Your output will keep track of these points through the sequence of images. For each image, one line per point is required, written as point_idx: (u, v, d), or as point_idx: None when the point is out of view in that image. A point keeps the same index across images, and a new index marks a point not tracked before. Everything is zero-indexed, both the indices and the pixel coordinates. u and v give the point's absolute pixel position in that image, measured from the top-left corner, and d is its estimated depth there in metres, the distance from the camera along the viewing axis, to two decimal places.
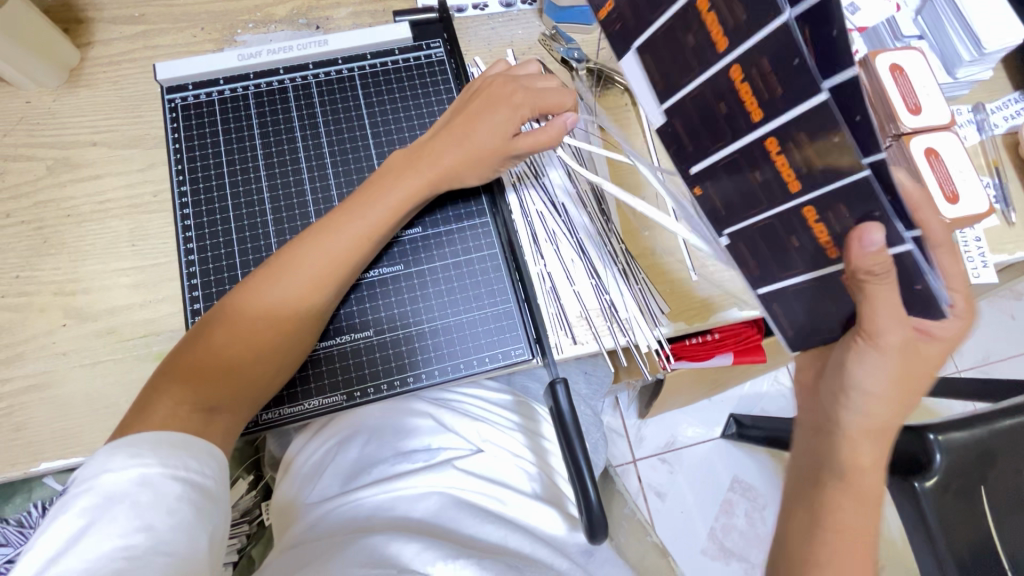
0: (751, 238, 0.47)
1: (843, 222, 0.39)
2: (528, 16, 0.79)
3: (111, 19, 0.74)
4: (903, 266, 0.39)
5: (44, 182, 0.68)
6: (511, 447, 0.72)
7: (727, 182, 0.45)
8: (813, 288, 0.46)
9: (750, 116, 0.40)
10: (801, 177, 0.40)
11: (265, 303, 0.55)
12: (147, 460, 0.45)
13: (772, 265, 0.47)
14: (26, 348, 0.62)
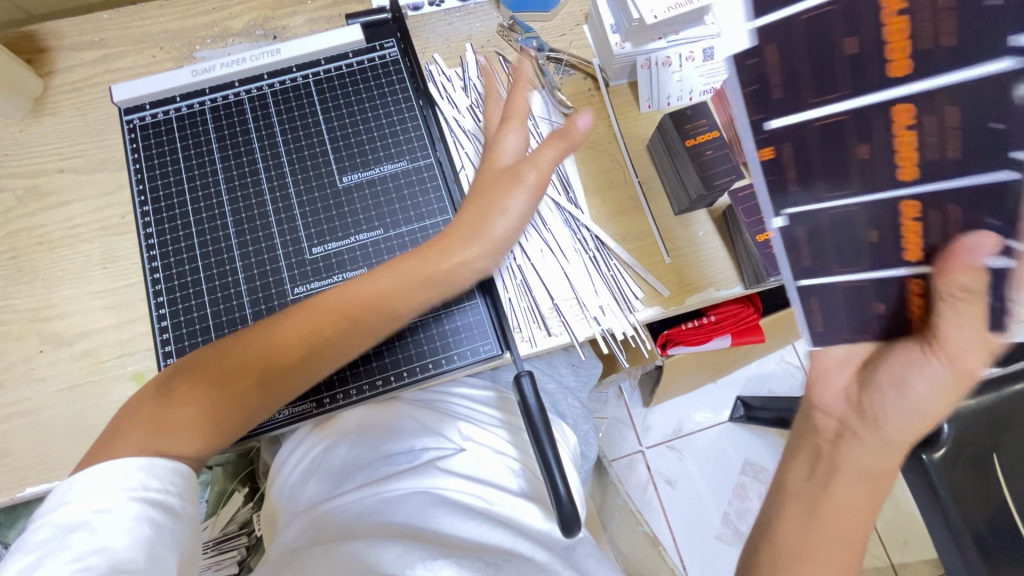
0: (812, 218, 0.43)
1: (946, 223, 0.38)
2: (485, 8, 0.78)
3: (72, 46, 0.75)
4: (993, 284, 0.37)
5: (15, 212, 0.69)
6: (494, 444, 0.71)
7: (810, 145, 0.41)
8: (863, 289, 0.43)
9: (891, 72, 0.37)
10: (926, 164, 0.38)
11: (333, 306, 0.56)
12: (106, 485, 0.46)
13: (831, 255, 0.43)
14: (7, 375, 0.63)
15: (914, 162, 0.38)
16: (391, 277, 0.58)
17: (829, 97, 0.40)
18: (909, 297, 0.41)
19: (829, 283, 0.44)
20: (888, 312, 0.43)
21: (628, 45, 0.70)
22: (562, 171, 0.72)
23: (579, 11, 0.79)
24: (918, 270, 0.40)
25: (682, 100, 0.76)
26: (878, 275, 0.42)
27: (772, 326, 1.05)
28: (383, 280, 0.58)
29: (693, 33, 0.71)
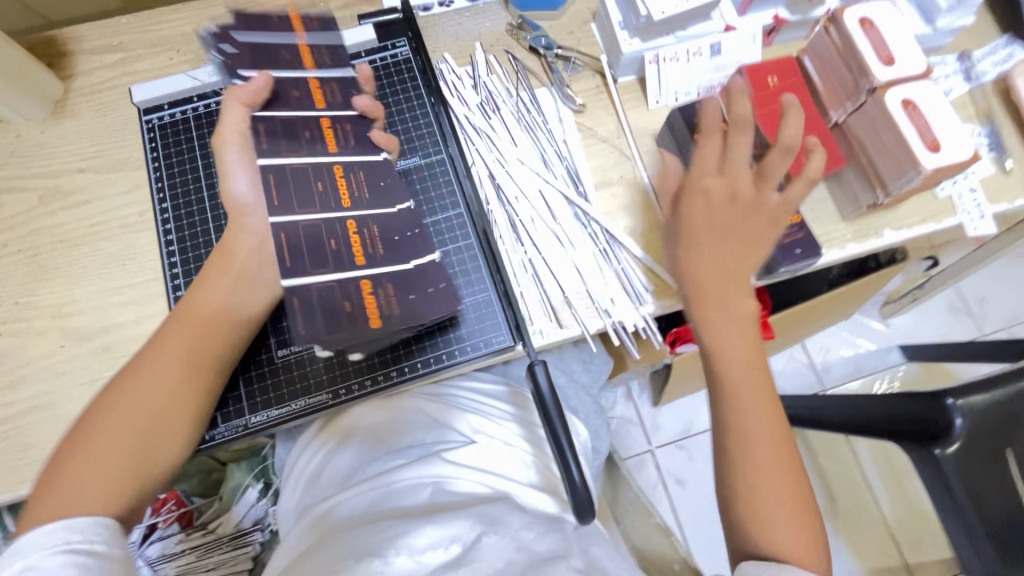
0: (298, 246, 0.58)
1: (371, 235, 0.61)
2: (493, 8, 0.80)
3: (91, 50, 0.77)
4: (430, 275, 0.62)
5: (37, 211, 0.70)
6: (505, 436, 0.72)
7: (290, 183, 0.60)
8: (332, 287, 0.57)
9: (326, 147, 0.64)
10: (353, 199, 0.63)
11: (203, 306, 0.58)
12: (22, 552, 0.47)
13: (306, 264, 0.58)
14: (29, 370, 0.65)
15: (348, 197, 0.62)
16: (245, 267, 0.60)
17: (269, 153, 0.61)
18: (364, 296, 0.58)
19: (313, 288, 0.57)
20: (351, 309, 0.57)
21: (636, 41, 0.72)
22: (572, 166, 0.73)
23: (586, 9, 0.80)
24: (358, 267, 0.59)
25: (690, 96, 0.77)
26: (338, 276, 0.58)
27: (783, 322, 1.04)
28: (241, 273, 0.59)
29: (699, 29, 0.72)
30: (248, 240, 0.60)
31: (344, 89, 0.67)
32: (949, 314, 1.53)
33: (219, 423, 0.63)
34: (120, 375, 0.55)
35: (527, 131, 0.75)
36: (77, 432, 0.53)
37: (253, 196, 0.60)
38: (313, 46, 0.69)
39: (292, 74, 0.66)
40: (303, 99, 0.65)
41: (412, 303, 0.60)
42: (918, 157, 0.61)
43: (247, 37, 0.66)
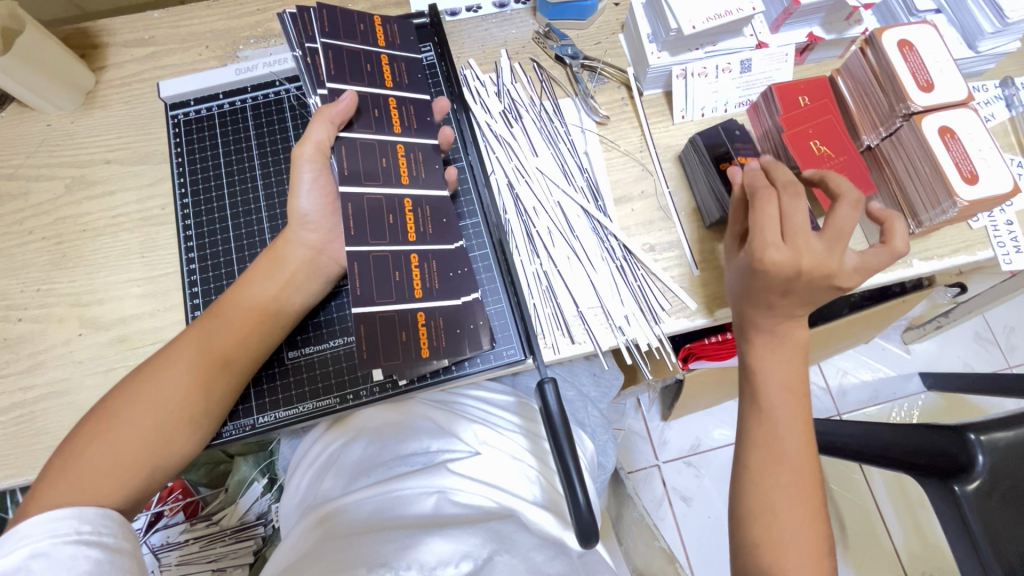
0: (364, 261, 0.58)
1: (431, 270, 0.61)
2: (521, 15, 0.80)
3: (123, 43, 0.78)
4: (464, 312, 0.62)
5: (62, 200, 0.71)
6: (509, 449, 0.71)
7: (364, 212, 0.59)
8: (393, 318, 0.59)
9: (399, 179, 0.62)
10: (418, 234, 0.61)
11: (245, 303, 0.61)
12: (33, 536, 0.47)
13: (374, 289, 0.58)
14: (46, 357, 0.66)
15: (414, 231, 0.61)
16: (292, 274, 0.63)
17: (348, 180, 0.59)
18: (420, 328, 0.60)
19: (376, 312, 0.58)
20: (407, 338, 0.59)
21: (664, 55, 0.71)
22: (591, 178, 0.72)
23: (614, 20, 0.79)
24: (417, 303, 0.60)
25: (716, 112, 0.75)
26: (401, 307, 0.59)
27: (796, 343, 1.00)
28: (288, 278, 0.62)
29: (731, 44, 0.71)
30: (299, 250, 0.64)
31: (420, 113, 0.65)
32: (974, 344, 1.48)
33: (229, 421, 0.64)
34: (156, 359, 0.58)
35: (548, 141, 0.74)
36: (103, 407, 0.55)
37: (315, 212, 0.64)
38: (392, 56, 0.65)
39: (373, 89, 0.63)
40: (381, 120, 0.62)
41: (459, 337, 0.62)
42: (953, 188, 0.58)
43: (330, 40, 0.61)
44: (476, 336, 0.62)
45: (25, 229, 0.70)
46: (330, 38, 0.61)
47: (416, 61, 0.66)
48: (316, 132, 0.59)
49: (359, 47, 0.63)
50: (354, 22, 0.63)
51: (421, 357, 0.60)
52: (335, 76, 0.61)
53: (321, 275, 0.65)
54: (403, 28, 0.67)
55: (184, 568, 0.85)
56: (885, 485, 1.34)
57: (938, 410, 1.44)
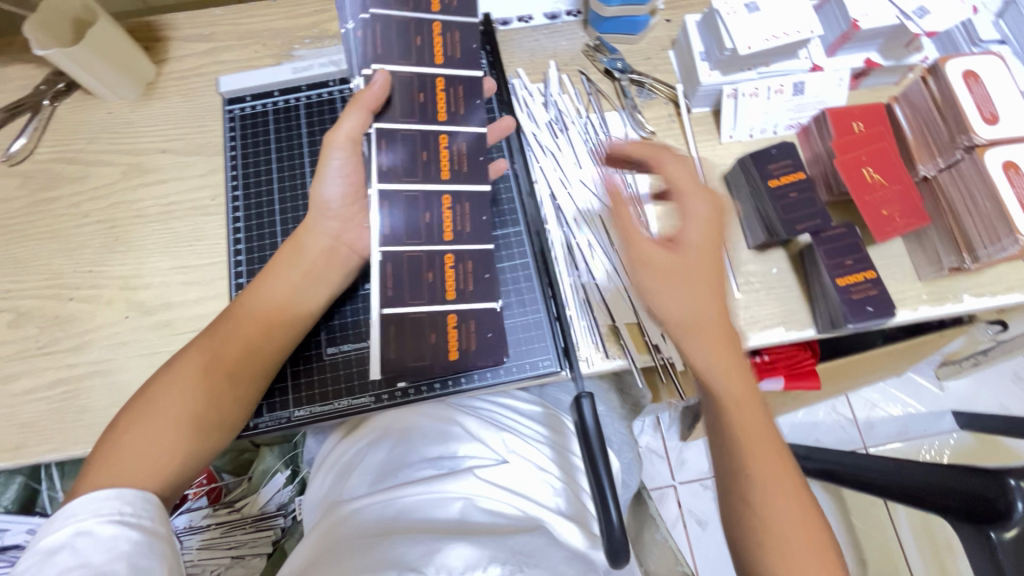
0: (398, 262, 0.60)
1: (466, 270, 0.62)
2: (572, 27, 0.80)
3: (185, 38, 0.81)
4: (489, 316, 0.62)
5: (118, 185, 0.74)
6: (535, 460, 0.71)
7: (403, 211, 0.60)
8: (424, 320, 0.60)
9: (439, 173, 0.62)
10: (455, 233, 0.62)
11: (263, 304, 0.61)
12: (79, 514, 0.48)
13: (405, 292, 0.60)
14: (93, 336, 0.68)
15: (451, 230, 0.62)
16: (313, 267, 0.63)
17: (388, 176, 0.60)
18: (449, 329, 0.61)
19: (408, 313, 0.60)
20: (435, 339, 0.60)
21: (716, 73, 0.71)
22: (634, 193, 0.72)
23: (665, 36, 0.79)
24: (449, 304, 0.60)
25: (765, 133, 0.74)
26: (430, 309, 0.60)
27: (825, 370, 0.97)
28: (311, 272, 0.63)
29: (784, 66, 0.71)
30: (320, 239, 0.64)
31: (468, 95, 0.63)
32: (1012, 385, 1.43)
33: (264, 413, 0.64)
34: (180, 356, 0.59)
35: (592, 154, 0.74)
36: (135, 404, 0.56)
37: (339, 199, 0.64)
38: (446, 24, 0.62)
39: (421, 68, 0.62)
40: (426, 105, 0.62)
41: (489, 341, 0.62)
42: (1015, 224, 0.57)
43: (381, 11, 0.61)
44: (498, 343, 0.62)
45: (82, 211, 0.73)
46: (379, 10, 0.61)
47: (470, 28, 0.63)
48: (352, 118, 0.59)
49: (411, 16, 0.61)
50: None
51: (444, 362, 0.60)
52: (381, 55, 0.61)
53: (340, 266, 0.65)
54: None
55: (205, 551, 0.88)
56: (911, 528, 1.30)
57: (970, 451, 1.39)
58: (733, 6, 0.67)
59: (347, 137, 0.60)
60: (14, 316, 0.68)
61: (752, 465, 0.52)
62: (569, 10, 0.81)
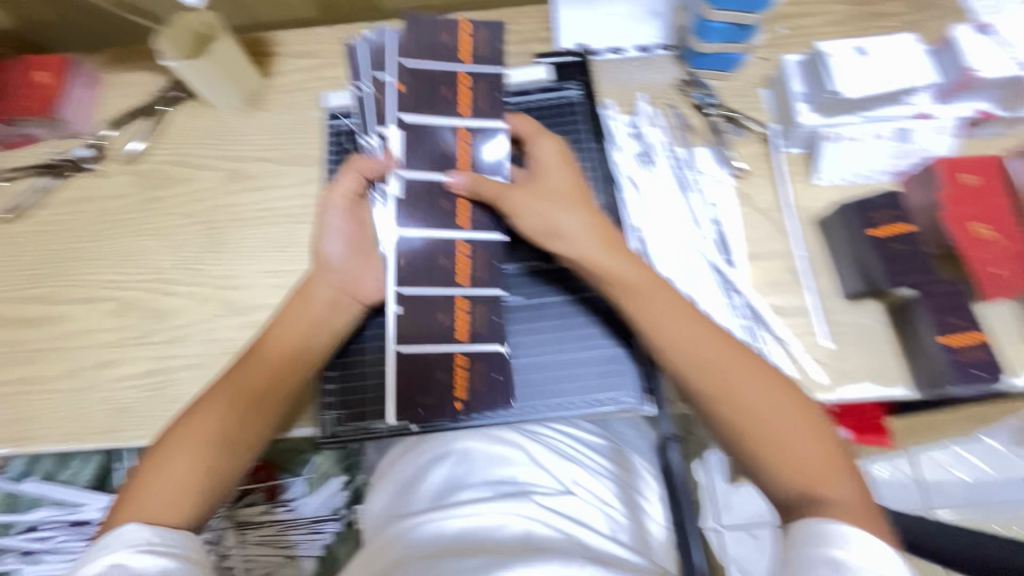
0: (412, 306, 0.63)
1: (478, 314, 0.64)
2: (663, 61, 0.80)
3: (291, 54, 0.85)
4: (494, 363, 0.63)
5: (221, 189, 0.78)
6: (601, 493, 0.69)
7: (420, 259, 0.64)
8: (439, 360, 0.63)
9: (458, 222, 0.65)
10: (473, 278, 0.64)
11: (270, 349, 0.62)
12: (110, 547, 0.48)
13: (420, 333, 0.63)
14: (188, 331, 0.71)
15: (465, 275, 0.64)
16: (318, 313, 0.64)
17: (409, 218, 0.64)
18: (456, 369, 0.63)
19: (421, 354, 0.63)
20: (441, 376, 0.62)
21: (816, 116, 0.69)
22: (722, 231, 0.71)
23: (760, 74, 0.78)
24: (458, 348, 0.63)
25: (862, 179, 0.72)
26: (439, 352, 0.63)
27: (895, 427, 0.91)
28: (318, 318, 0.64)
29: (887, 113, 0.67)
30: (326, 287, 0.65)
31: (488, 143, 0.66)
32: None
33: (347, 422, 0.65)
34: (204, 400, 0.60)
35: (679, 189, 0.73)
36: (161, 445, 0.57)
37: (341, 252, 0.66)
38: (472, 74, 0.67)
39: (445, 116, 0.66)
40: (446, 154, 0.65)
41: (497, 382, 0.63)
42: None
43: (410, 60, 0.66)
44: (504, 389, 0.63)
45: (186, 212, 0.77)
46: (409, 61, 0.66)
47: (492, 77, 0.68)
48: (347, 179, 0.66)
49: (437, 66, 0.67)
50: (438, 40, 0.67)
51: (456, 403, 0.62)
52: (406, 105, 0.65)
53: (345, 313, 0.65)
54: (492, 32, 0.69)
55: (261, 547, 0.91)
56: None
57: None
58: (840, 49, 0.66)
59: (344, 198, 0.66)
60: (118, 305, 0.73)
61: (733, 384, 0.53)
62: (661, 44, 0.81)
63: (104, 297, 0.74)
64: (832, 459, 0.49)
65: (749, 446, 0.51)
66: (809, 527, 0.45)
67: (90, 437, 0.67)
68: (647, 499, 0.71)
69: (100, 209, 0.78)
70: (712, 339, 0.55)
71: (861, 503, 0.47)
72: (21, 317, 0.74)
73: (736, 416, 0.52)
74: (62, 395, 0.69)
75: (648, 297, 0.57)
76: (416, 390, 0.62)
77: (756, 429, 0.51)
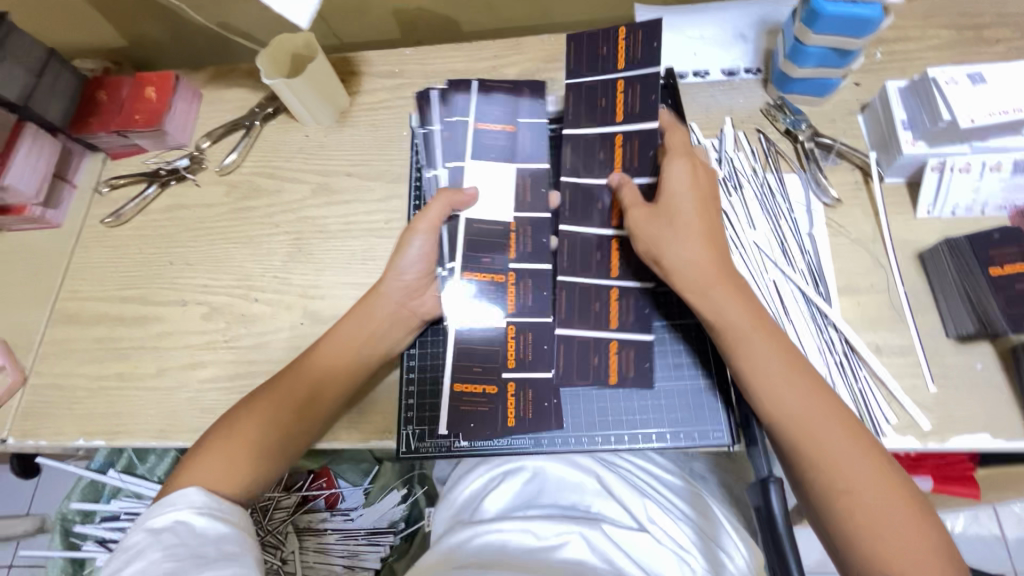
0: (572, 290, 0.66)
1: (629, 304, 0.65)
2: (751, 85, 0.78)
3: (376, 73, 0.88)
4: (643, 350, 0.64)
5: (307, 201, 0.81)
6: (675, 536, 0.65)
7: (577, 248, 0.68)
8: (586, 345, 0.64)
9: (612, 219, 0.68)
10: (518, 307, 0.67)
11: (329, 354, 0.64)
12: (179, 504, 0.53)
13: (575, 317, 0.65)
14: (272, 337, 0.73)
15: (513, 304, 0.67)
16: (377, 327, 0.66)
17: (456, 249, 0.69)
18: (611, 355, 0.64)
19: (574, 335, 0.65)
20: (598, 359, 0.64)
21: (921, 144, 0.66)
22: (814, 262, 0.68)
23: (854, 100, 0.75)
24: (613, 332, 0.64)
25: (971, 213, 0.67)
26: (595, 336, 0.65)
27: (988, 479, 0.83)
28: (376, 331, 0.65)
29: (1005, 142, 0.63)
30: (389, 304, 0.66)
31: (643, 147, 0.69)
32: None
33: (425, 438, 0.64)
34: (257, 394, 0.62)
35: (768, 217, 0.71)
36: (217, 428, 0.60)
37: (417, 276, 0.67)
38: (629, 82, 0.71)
39: (604, 127, 0.71)
40: (603, 162, 0.70)
41: (548, 409, 0.63)
42: None
43: (575, 79, 0.74)
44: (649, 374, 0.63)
45: (274, 222, 0.80)
46: (575, 79, 0.74)
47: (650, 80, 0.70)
48: (436, 208, 0.67)
49: (599, 80, 0.73)
50: (487, 96, 0.77)
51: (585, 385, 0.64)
52: (571, 122, 0.73)
53: (404, 329, 0.67)
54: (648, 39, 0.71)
55: (322, 554, 0.90)
56: None
57: None
58: (952, 76, 0.63)
59: (423, 223, 0.67)
60: (208, 309, 0.76)
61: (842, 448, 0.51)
62: (748, 67, 0.79)
63: (196, 301, 0.77)
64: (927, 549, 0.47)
65: (839, 518, 0.50)
66: None
67: (177, 436, 0.70)
68: (730, 555, 0.66)
69: (195, 217, 0.82)
70: (818, 398, 0.53)
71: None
72: (120, 316, 0.78)
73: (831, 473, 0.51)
74: (153, 393, 0.72)
75: (757, 343, 0.56)
76: (562, 367, 0.64)
77: (856, 500, 0.49)
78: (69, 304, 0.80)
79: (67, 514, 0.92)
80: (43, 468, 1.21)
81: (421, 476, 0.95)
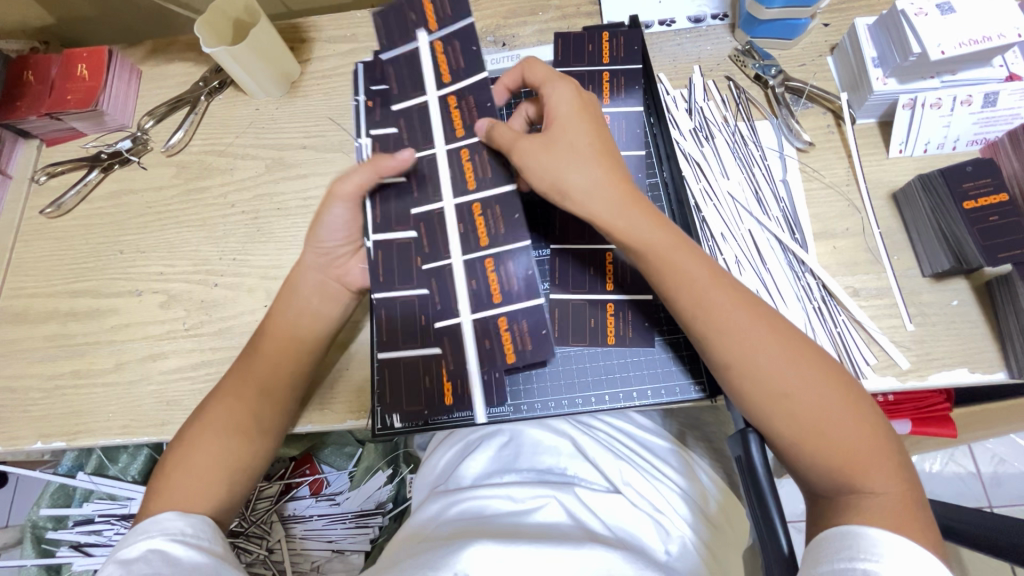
0: (566, 255, 0.65)
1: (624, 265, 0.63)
2: (719, 31, 0.75)
3: (327, 39, 0.82)
4: (642, 306, 0.62)
5: (262, 178, 0.76)
6: (654, 498, 0.62)
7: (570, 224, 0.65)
8: (583, 308, 0.63)
9: None
10: (489, 237, 0.61)
11: (273, 335, 0.61)
12: (151, 532, 0.49)
13: (569, 282, 0.64)
14: (236, 322, 0.70)
15: (485, 236, 0.61)
16: (306, 304, 0.62)
17: (419, 200, 0.62)
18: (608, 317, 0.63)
19: (569, 299, 0.64)
20: (595, 321, 0.63)
21: (891, 81, 0.64)
22: (789, 209, 0.66)
23: (823, 41, 0.73)
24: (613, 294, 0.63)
25: (943, 148, 0.66)
26: (592, 299, 0.63)
27: (963, 417, 0.84)
28: (310, 312, 0.62)
29: (974, 75, 0.63)
30: (312, 275, 0.62)
31: (630, 126, 0.67)
32: None
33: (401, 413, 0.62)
34: (211, 399, 0.59)
35: (741, 165, 0.69)
36: (182, 440, 0.57)
37: (339, 243, 0.62)
38: (613, 72, 0.69)
39: None
40: None
41: (546, 338, 0.59)
42: None
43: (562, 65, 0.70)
44: (648, 334, 0.62)
45: (229, 202, 0.76)
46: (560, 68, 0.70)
47: (636, 72, 0.68)
48: (359, 175, 0.60)
49: (585, 70, 0.69)
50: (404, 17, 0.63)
51: (578, 346, 0.63)
52: None
53: (337, 303, 0.63)
54: (630, 39, 0.70)
55: (307, 541, 0.89)
56: None
57: None
58: (922, 9, 0.61)
59: (355, 191, 0.60)
60: (165, 298, 0.72)
61: (770, 373, 0.46)
62: (715, 13, 0.75)
63: (151, 290, 0.73)
64: (880, 455, 0.43)
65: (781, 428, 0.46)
66: (838, 534, 0.41)
67: (142, 431, 0.66)
68: (717, 520, 0.65)
69: (143, 202, 0.77)
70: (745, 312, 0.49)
71: (901, 495, 0.42)
72: (71, 310, 0.73)
73: (763, 397, 0.46)
74: (113, 388, 0.69)
75: (675, 266, 0.51)
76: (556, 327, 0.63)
77: (791, 420, 0.45)
78: (14, 302, 0.75)
79: (37, 520, 0.90)
80: (16, 476, 1.17)
81: (406, 456, 0.94)
